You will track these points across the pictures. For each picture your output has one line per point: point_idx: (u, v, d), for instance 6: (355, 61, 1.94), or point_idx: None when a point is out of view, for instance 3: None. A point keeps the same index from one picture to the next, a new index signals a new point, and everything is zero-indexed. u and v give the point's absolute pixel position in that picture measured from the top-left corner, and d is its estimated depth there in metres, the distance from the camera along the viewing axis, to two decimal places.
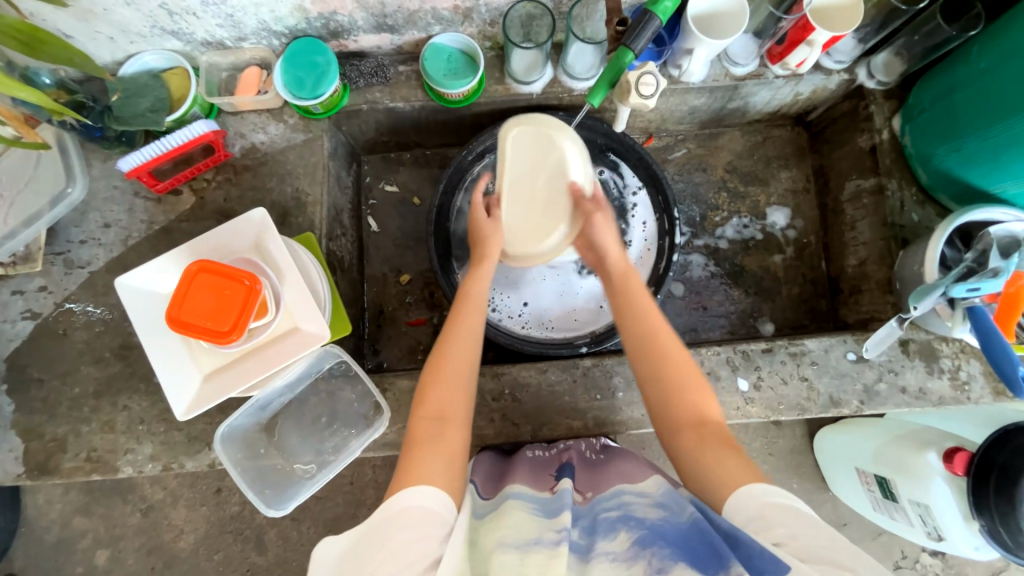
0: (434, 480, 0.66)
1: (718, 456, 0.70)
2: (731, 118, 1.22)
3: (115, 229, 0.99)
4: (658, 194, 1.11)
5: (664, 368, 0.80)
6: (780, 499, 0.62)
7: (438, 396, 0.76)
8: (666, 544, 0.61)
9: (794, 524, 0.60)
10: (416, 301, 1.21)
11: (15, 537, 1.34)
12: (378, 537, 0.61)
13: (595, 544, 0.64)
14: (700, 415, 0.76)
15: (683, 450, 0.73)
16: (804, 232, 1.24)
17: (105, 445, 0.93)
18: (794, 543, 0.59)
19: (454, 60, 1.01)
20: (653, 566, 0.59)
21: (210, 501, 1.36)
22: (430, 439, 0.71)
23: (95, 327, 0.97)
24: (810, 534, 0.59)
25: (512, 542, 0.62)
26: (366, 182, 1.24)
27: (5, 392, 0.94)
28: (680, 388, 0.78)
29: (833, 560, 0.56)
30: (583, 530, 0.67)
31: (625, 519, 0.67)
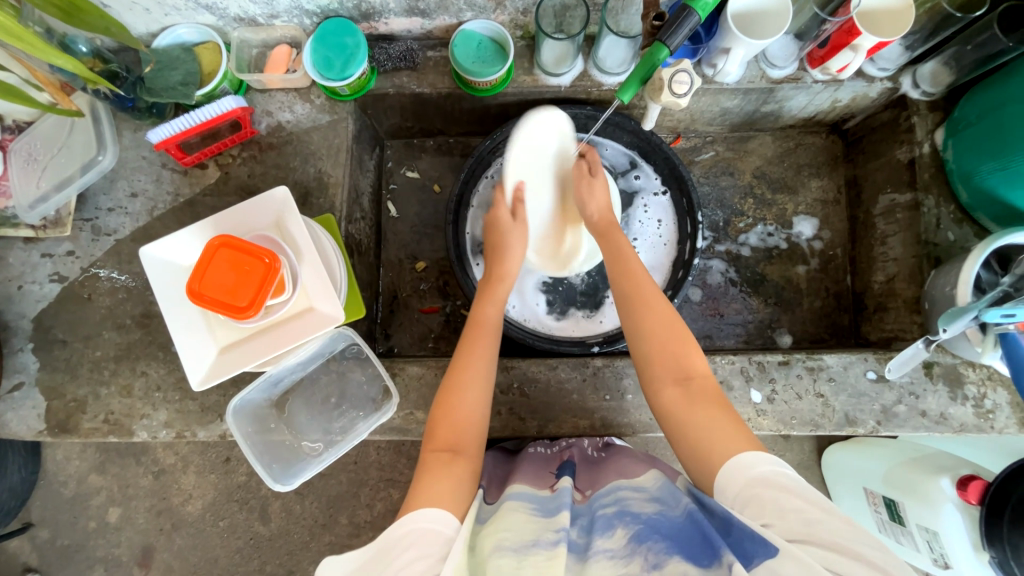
0: (438, 501, 0.67)
1: (708, 416, 0.72)
2: (763, 122, 1.18)
3: (142, 199, 1.01)
4: (683, 195, 1.08)
5: (651, 328, 0.83)
6: (768, 475, 0.63)
7: (448, 427, 0.77)
8: (662, 537, 0.61)
9: (782, 500, 0.61)
10: (430, 289, 1.21)
11: (37, 488, 1.40)
12: (384, 558, 0.62)
13: (592, 543, 0.63)
14: (688, 369, 0.78)
15: (679, 419, 0.75)
16: (831, 244, 1.20)
17: (123, 409, 0.95)
18: (784, 522, 0.59)
19: (484, 48, 1.00)
20: (650, 561, 0.58)
21: (218, 469, 1.39)
22: (443, 470, 0.72)
23: (119, 294, 1.00)
24: (799, 509, 0.60)
25: (509, 546, 0.61)
26: (387, 167, 1.24)
27: (30, 350, 0.97)
28: (673, 345, 0.81)
29: (822, 542, 0.57)
30: (581, 530, 0.67)
31: (620, 516, 0.66)
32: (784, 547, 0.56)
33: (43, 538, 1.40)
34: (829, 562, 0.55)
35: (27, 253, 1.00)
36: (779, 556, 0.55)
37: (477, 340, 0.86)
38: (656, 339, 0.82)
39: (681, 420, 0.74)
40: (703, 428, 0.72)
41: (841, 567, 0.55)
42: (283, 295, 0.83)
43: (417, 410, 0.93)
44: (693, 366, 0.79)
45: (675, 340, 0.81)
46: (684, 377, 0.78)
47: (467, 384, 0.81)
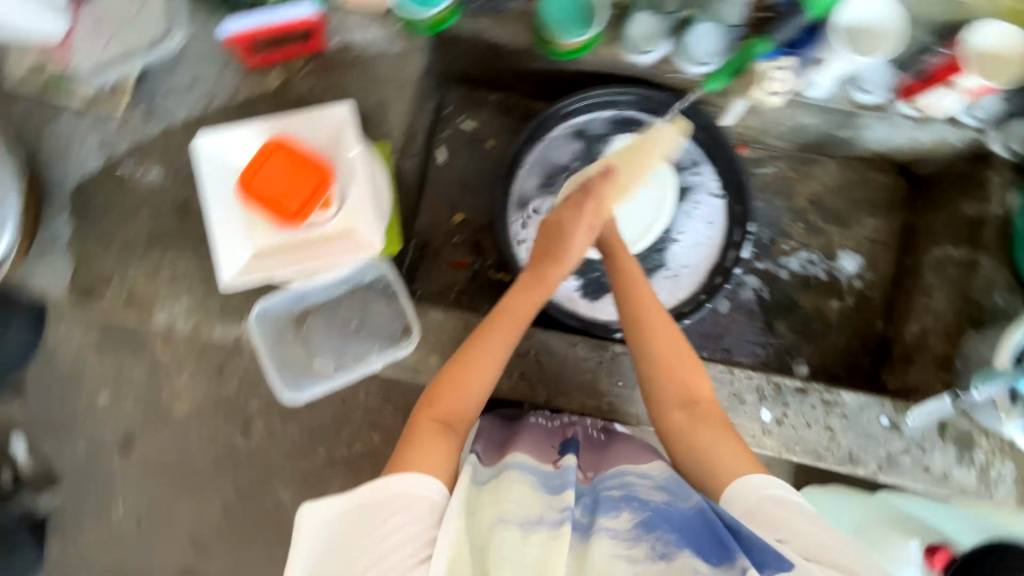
0: (429, 470, 0.71)
1: (715, 439, 0.75)
2: (834, 147, 1.15)
3: (199, 90, 0.99)
4: (738, 202, 1.06)
5: (660, 354, 0.81)
6: (782, 492, 0.68)
7: (447, 402, 0.78)
8: (671, 529, 0.64)
9: (793, 519, 0.65)
10: (463, 243, 1.19)
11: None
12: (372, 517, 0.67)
13: (596, 521, 0.67)
14: (693, 394, 0.79)
15: (685, 442, 0.76)
16: (870, 285, 1.17)
17: (147, 291, 0.96)
18: (796, 539, 0.64)
19: (573, 8, 0.94)
20: (658, 550, 0.62)
21: (210, 375, 1.36)
22: (433, 442, 0.74)
23: (160, 179, 0.99)
24: (808, 529, 0.64)
25: (515, 520, 0.65)
26: (446, 113, 1.20)
27: (66, 216, 0.98)
28: (679, 370, 0.80)
29: (830, 559, 0.62)
30: (584, 508, 0.70)
31: (627, 499, 0.69)
32: (799, 564, 0.61)
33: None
34: None
35: (77, 119, 0.99)
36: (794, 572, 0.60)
37: (490, 326, 0.83)
38: (663, 365, 0.80)
39: (687, 444, 0.76)
40: (709, 450, 0.74)
41: None
42: (328, 212, 0.84)
43: (432, 354, 0.93)
44: (698, 391, 0.79)
45: (682, 368, 0.80)
46: (688, 402, 0.79)
47: (473, 365, 0.80)
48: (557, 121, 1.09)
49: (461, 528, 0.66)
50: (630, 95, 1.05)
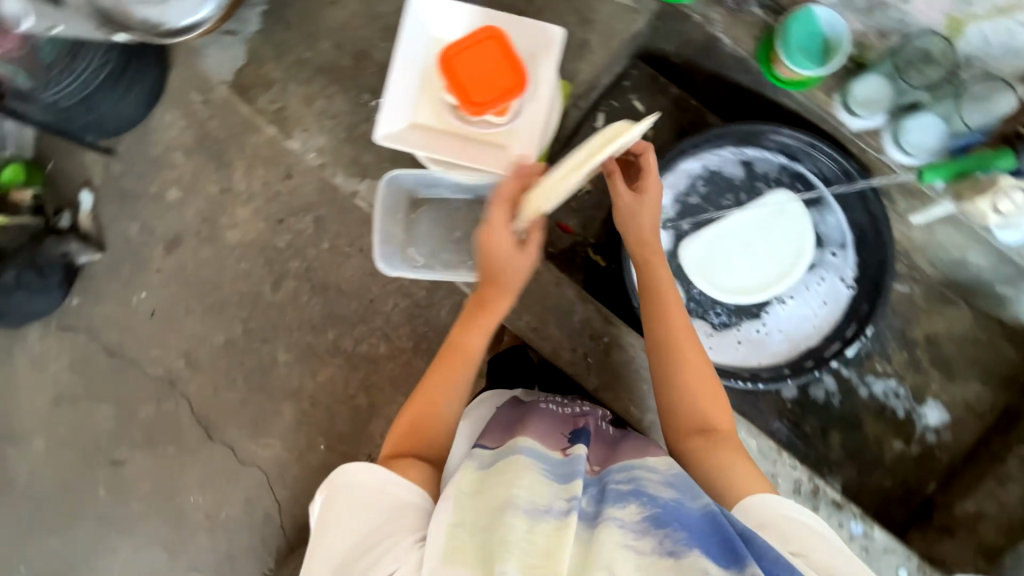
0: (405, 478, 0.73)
1: (728, 464, 0.74)
2: (980, 298, 1.08)
3: None
4: (867, 303, 1.01)
5: (686, 373, 0.79)
6: (792, 509, 0.67)
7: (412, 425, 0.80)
8: (682, 526, 0.60)
9: (810, 537, 0.65)
10: (578, 211, 1.15)
11: (132, 129, 1.56)
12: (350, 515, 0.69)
13: (603, 510, 0.65)
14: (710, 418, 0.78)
15: (698, 467, 0.75)
16: (942, 446, 1.11)
17: (297, 113, 0.99)
18: (813, 556, 0.63)
19: (814, 39, 0.89)
20: (666, 547, 0.58)
21: (271, 223, 1.57)
22: (406, 463, 0.76)
23: (353, 19, 1.00)
24: (824, 548, 0.64)
25: (522, 506, 0.63)
26: (623, 85, 1.15)
27: (259, 12, 1.00)
28: (698, 393, 0.78)
29: None
30: (591, 498, 0.68)
31: (636, 493, 0.66)
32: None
33: (116, 170, 1.59)
34: None
35: None
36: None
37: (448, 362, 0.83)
38: (682, 385, 0.79)
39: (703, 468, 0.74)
40: (722, 472, 0.73)
41: None
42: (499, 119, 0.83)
43: (511, 295, 0.96)
44: (718, 419, 0.78)
45: (703, 394, 0.79)
46: (705, 426, 0.77)
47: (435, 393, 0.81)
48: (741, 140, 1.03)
49: (456, 519, 0.65)
50: (824, 154, 0.99)
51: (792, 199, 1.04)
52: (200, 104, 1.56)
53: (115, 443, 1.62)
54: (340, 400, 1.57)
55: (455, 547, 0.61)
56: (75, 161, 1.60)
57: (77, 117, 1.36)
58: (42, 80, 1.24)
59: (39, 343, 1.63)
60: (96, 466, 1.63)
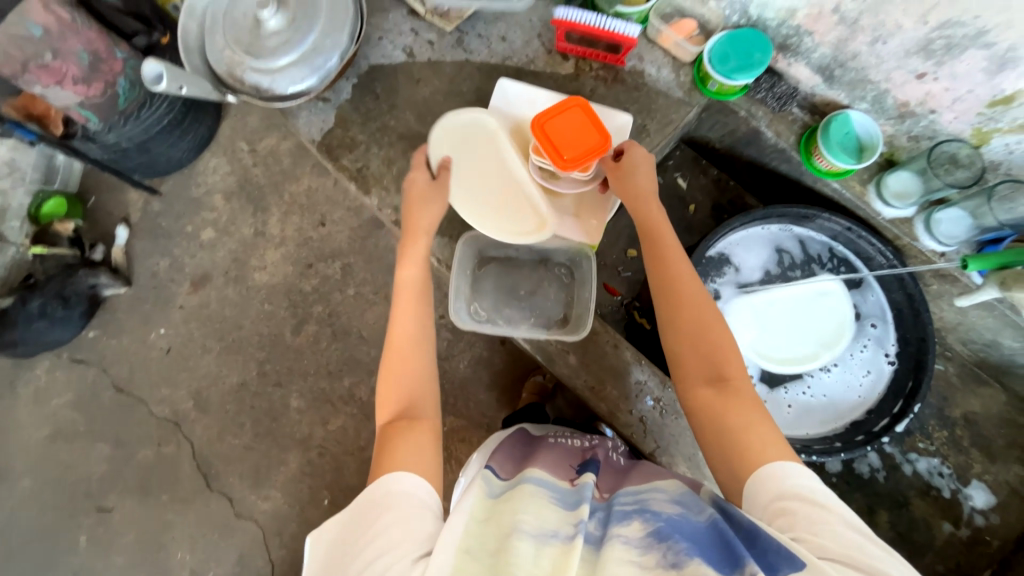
0: (411, 466, 0.72)
1: (746, 416, 0.71)
2: (1015, 381, 1.11)
3: (506, 46, 1.12)
4: (909, 379, 1.06)
5: (683, 323, 0.79)
6: (799, 484, 0.64)
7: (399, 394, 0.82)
8: (682, 537, 0.61)
9: (813, 514, 0.61)
10: (628, 276, 1.20)
11: (179, 172, 1.61)
12: (362, 521, 0.68)
13: (609, 532, 0.65)
14: (725, 371, 0.75)
15: (713, 420, 0.73)
16: (992, 530, 1.10)
17: (377, 172, 1.08)
18: (816, 539, 0.59)
19: (848, 140, 1.01)
20: (667, 558, 0.59)
21: (298, 268, 1.59)
22: (404, 436, 0.76)
23: (435, 96, 1.11)
24: (831, 527, 0.60)
25: (529, 531, 0.64)
26: (667, 163, 1.28)
27: (349, 83, 1.11)
28: (709, 343, 0.77)
29: (850, 559, 0.58)
30: (599, 522, 0.68)
31: (641, 511, 0.68)
32: (812, 563, 0.56)
33: (154, 208, 1.62)
34: None
35: (401, 20, 1.13)
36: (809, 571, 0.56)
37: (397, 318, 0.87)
38: (688, 334, 0.79)
39: (718, 420, 0.72)
40: (742, 424, 0.70)
41: None
42: (585, 175, 0.92)
43: (570, 354, 0.99)
44: (730, 369, 0.76)
45: (696, 339, 0.78)
46: (717, 378, 0.75)
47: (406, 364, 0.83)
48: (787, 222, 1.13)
49: (465, 545, 0.64)
50: (867, 240, 1.05)
51: (838, 284, 1.12)
52: (247, 153, 1.61)
53: (107, 487, 1.54)
54: (349, 452, 1.55)
55: (459, 568, 0.61)
56: (116, 196, 1.62)
57: (133, 155, 1.38)
58: (106, 121, 1.24)
59: (45, 376, 1.58)
60: (81, 513, 1.54)
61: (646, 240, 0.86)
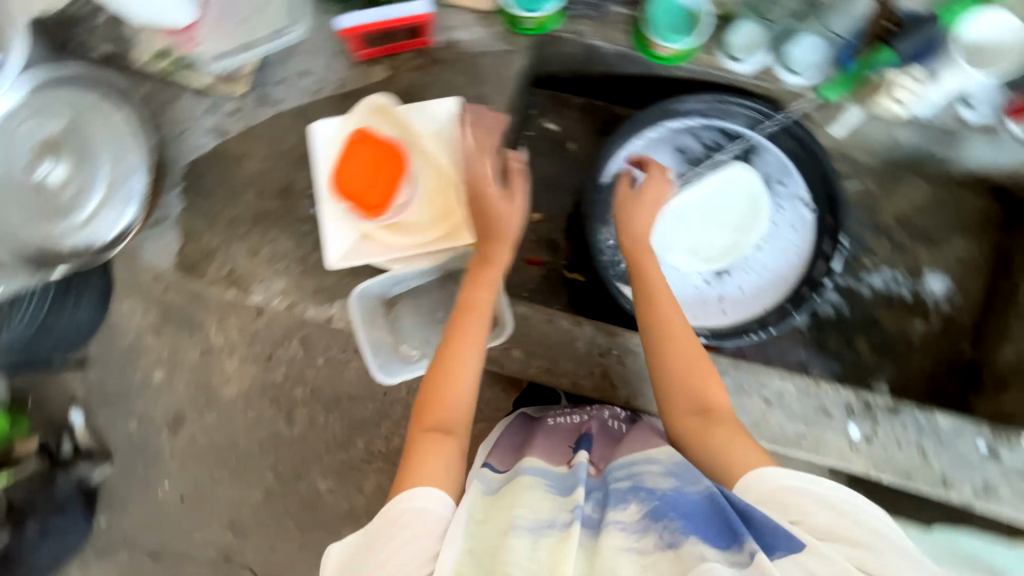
0: (433, 480, 0.73)
1: (730, 438, 0.76)
2: (926, 165, 1.12)
3: (309, 79, 1.03)
4: (830, 215, 1.05)
5: (665, 355, 0.83)
6: (793, 478, 0.68)
7: (445, 406, 0.79)
8: (677, 515, 0.65)
9: (804, 498, 0.67)
10: (539, 240, 1.20)
11: None
12: (382, 536, 0.70)
13: (605, 517, 0.69)
14: (709, 401, 0.80)
15: (701, 446, 0.77)
16: (960, 309, 1.14)
17: (247, 267, 1.01)
18: (810, 521, 0.65)
19: (679, 18, 0.96)
20: (665, 538, 0.63)
21: (261, 362, 1.47)
22: (438, 450, 0.76)
23: (266, 162, 1.03)
24: (822, 509, 0.65)
25: (526, 525, 0.67)
26: (530, 113, 1.23)
27: (177, 192, 1.03)
28: (689, 373, 0.82)
29: (843, 535, 0.63)
30: (595, 503, 0.73)
31: (636, 490, 0.72)
32: (809, 544, 0.61)
33: (93, 379, 1.49)
34: (854, 558, 0.61)
35: (195, 103, 1.04)
36: (806, 552, 0.60)
37: (467, 322, 0.82)
38: (675, 367, 0.82)
39: (705, 445, 0.77)
40: (726, 446, 0.75)
41: (864, 563, 0.61)
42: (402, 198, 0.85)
43: (513, 347, 0.97)
44: (711, 396, 0.81)
45: (688, 367, 0.82)
46: (704, 407, 0.80)
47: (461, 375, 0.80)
48: (659, 119, 1.08)
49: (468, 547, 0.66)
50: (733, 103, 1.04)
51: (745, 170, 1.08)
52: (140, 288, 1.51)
53: None
54: None
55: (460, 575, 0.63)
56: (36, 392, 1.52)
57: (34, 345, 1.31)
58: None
59: None
60: None
61: (638, 284, 0.89)
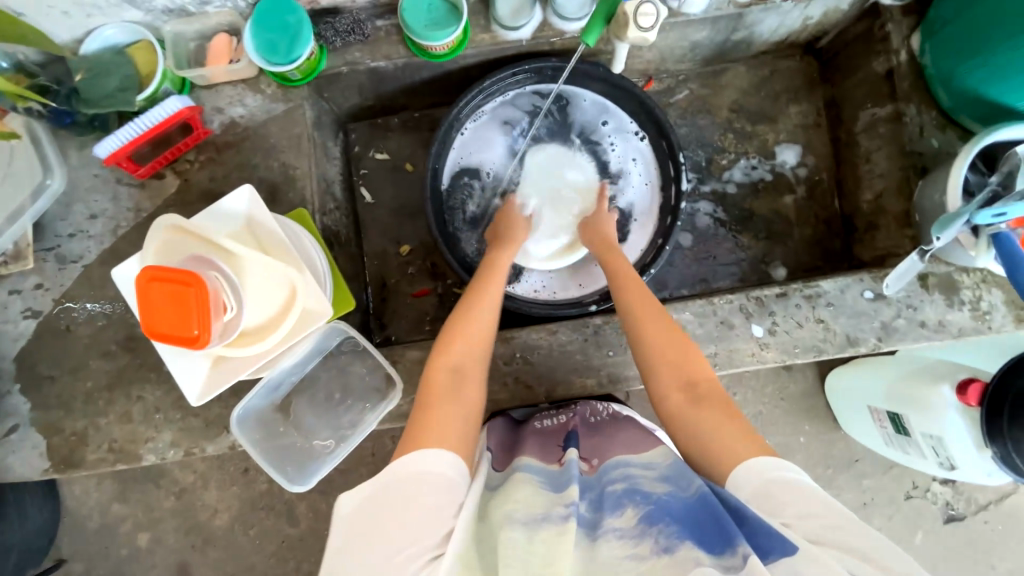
0: (443, 444, 0.66)
1: (716, 418, 0.72)
2: (734, 51, 1.14)
3: (103, 220, 0.95)
4: (661, 137, 1.06)
5: (648, 330, 0.82)
6: (795, 481, 0.62)
7: (458, 360, 0.77)
8: (673, 520, 0.59)
9: (798, 500, 0.61)
10: (418, 272, 1.17)
11: None
12: (391, 500, 0.61)
13: (603, 520, 0.62)
14: (692, 375, 0.77)
15: (689, 425, 0.73)
16: (816, 169, 1.18)
17: (125, 436, 0.93)
18: (802, 522, 0.59)
19: (435, 9, 0.92)
20: (660, 544, 0.57)
21: (238, 480, 1.30)
22: (449, 395, 0.73)
23: (98, 321, 0.95)
24: (819, 512, 0.59)
25: (520, 519, 0.60)
26: (355, 151, 1.17)
27: (18, 392, 0.94)
28: (674, 350, 0.79)
29: (844, 543, 0.57)
30: (590, 504, 0.66)
31: (631, 494, 0.65)
32: (805, 547, 0.56)
33: (79, 572, 1.30)
34: (850, 565, 0.55)
35: None
36: (799, 556, 0.55)
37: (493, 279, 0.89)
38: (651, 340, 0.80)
39: (693, 424, 0.72)
40: (712, 429, 0.71)
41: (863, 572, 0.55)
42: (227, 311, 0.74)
43: None
44: (696, 372, 0.77)
45: (674, 344, 0.80)
46: (688, 382, 0.77)
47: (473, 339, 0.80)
48: (467, 115, 1.06)
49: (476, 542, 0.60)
50: (521, 74, 1.02)
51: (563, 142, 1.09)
52: None
53: None
54: None
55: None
56: None
57: None
58: None
59: None
60: None
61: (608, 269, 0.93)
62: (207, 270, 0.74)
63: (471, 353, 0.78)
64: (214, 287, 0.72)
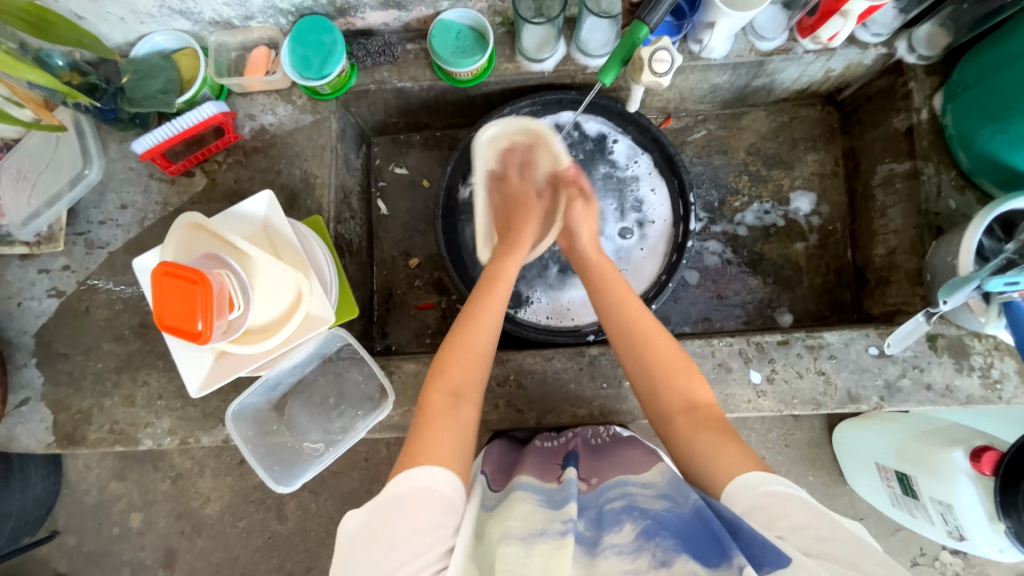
0: (440, 462, 0.65)
1: (711, 442, 0.69)
2: (755, 97, 1.15)
3: (132, 211, 1.01)
4: (674, 177, 1.07)
5: (652, 355, 0.79)
6: (775, 488, 0.61)
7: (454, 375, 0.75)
8: (670, 534, 0.59)
9: (792, 515, 0.59)
10: (425, 285, 1.20)
11: None
12: (393, 517, 0.60)
13: (601, 537, 0.61)
14: (692, 400, 0.75)
15: (688, 447, 0.71)
16: (830, 219, 1.17)
17: (127, 419, 0.96)
18: (794, 535, 0.57)
19: (463, 38, 0.97)
20: (657, 557, 0.56)
21: (233, 471, 1.32)
22: (445, 416, 0.71)
23: (116, 305, 1.00)
24: (811, 523, 0.58)
25: (517, 534, 0.60)
26: (376, 164, 1.22)
27: (33, 366, 0.98)
28: (671, 372, 0.77)
29: (837, 556, 0.55)
30: (589, 522, 0.65)
31: (629, 510, 0.64)
32: (797, 558, 0.54)
33: (71, 545, 1.34)
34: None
35: (24, 270, 1.00)
36: (791, 567, 0.53)
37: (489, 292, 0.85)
38: (647, 357, 0.79)
39: (691, 445, 0.71)
40: (708, 453, 0.68)
41: None
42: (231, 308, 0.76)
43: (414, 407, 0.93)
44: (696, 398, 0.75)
45: (661, 371, 0.77)
46: (688, 408, 0.75)
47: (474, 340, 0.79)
48: None
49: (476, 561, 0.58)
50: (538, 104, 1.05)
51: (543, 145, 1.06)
52: None
53: None
54: None
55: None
56: None
57: None
58: None
59: None
60: None
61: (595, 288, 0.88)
62: (217, 269, 0.77)
63: (467, 375, 0.76)
64: (220, 284, 0.75)
